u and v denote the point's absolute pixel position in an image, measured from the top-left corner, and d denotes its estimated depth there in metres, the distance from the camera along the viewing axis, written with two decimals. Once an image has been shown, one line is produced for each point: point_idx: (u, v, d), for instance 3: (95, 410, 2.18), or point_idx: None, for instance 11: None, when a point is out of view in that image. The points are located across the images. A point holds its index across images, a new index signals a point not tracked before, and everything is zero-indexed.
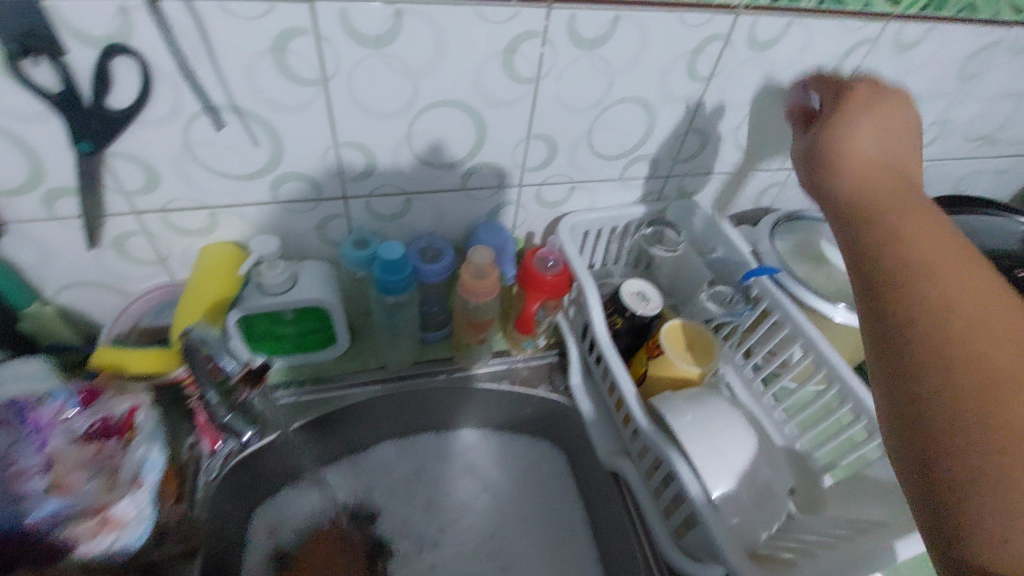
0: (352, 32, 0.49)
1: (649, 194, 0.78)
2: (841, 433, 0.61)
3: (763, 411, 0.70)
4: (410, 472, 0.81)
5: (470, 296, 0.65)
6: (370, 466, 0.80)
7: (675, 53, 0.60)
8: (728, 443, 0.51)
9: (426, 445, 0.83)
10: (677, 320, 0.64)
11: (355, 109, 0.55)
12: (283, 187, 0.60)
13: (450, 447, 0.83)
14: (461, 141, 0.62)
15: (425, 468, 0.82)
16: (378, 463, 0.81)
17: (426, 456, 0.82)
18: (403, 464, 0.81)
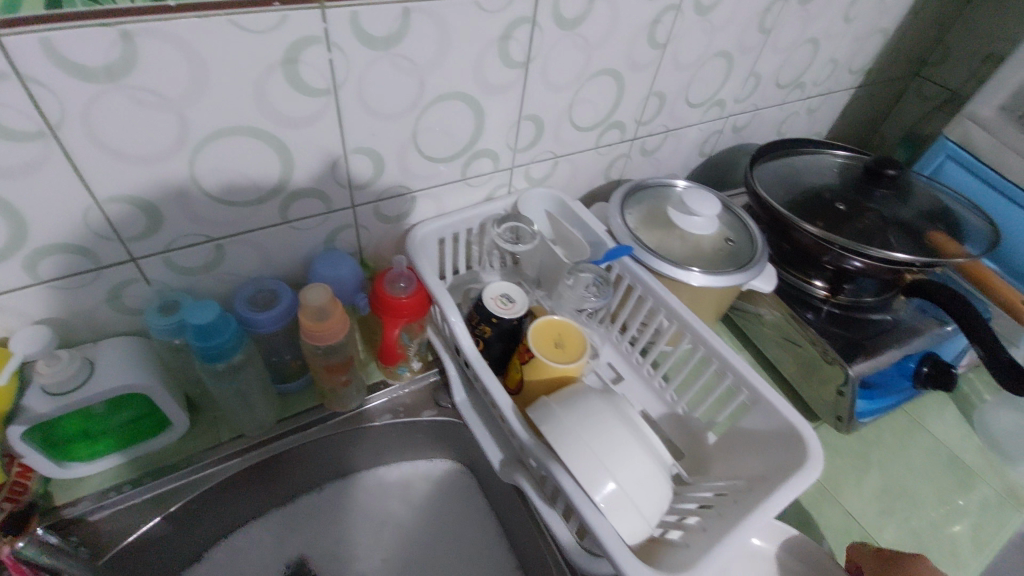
0: (68, 65, 0.39)
1: (498, 188, 0.74)
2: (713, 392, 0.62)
3: (645, 382, 0.70)
4: (301, 543, 0.72)
5: (316, 341, 0.57)
6: (252, 549, 0.70)
7: (482, 42, 0.56)
8: (598, 437, 0.49)
9: (313, 507, 0.74)
10: (543, 317, 0.61)
11: (109, 157, 0.45)
12: (43, 262, 0.49)
13: (343, 502, 0.74)
14: (265, 171, 0.54)
15: (317, 534, 0.73)
16: (260, 544, 0.70)
17: (316, 519, 0.73)
18: (291, 536, 0.72)
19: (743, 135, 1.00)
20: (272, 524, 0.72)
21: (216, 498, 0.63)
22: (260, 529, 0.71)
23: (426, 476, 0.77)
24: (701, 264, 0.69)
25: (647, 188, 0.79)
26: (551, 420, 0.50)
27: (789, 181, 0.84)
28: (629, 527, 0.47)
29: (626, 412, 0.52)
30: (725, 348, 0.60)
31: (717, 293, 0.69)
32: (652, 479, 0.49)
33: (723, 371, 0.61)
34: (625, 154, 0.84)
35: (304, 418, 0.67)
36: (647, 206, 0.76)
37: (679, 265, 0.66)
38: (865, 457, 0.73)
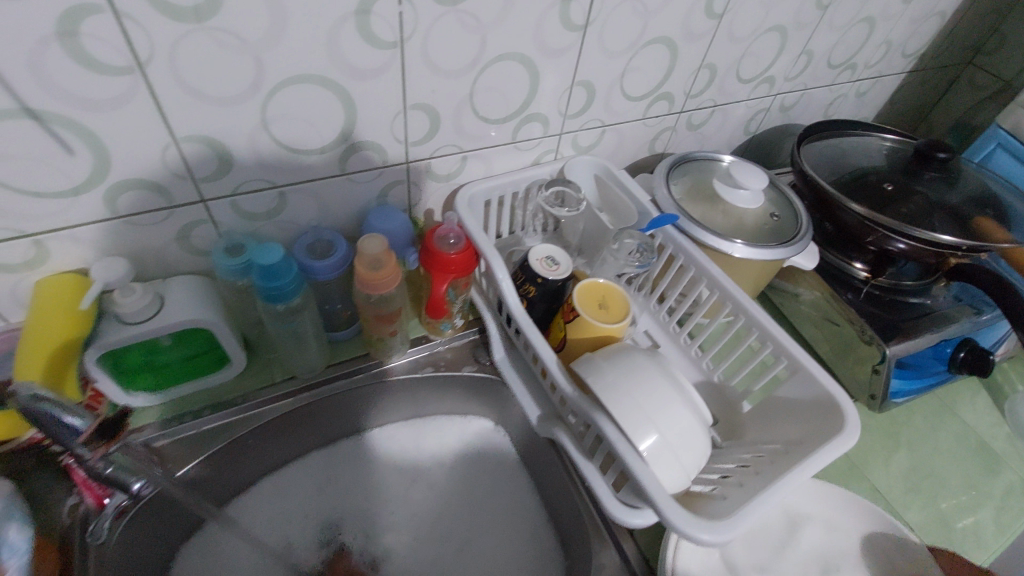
0: (162, 3, 0.41)
1: (545, 154, 0.75)
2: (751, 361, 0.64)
3: (681, 351, 0.72)
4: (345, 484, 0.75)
5: (369, 290, 0.59)
6: (296, 486, 0.73)
7: (545, 3, 0.57)
8: (642, 391, 0.51)
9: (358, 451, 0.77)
10: (587, 280, 0.63)
11: (190, 97, 0.47)
12: (123, 198, 0.51)
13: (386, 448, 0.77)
14: (330, 120, 0.55)
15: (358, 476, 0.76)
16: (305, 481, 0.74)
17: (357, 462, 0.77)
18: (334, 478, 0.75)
19: (789, 114, 0.98)
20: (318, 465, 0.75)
21: (267, 435, 0.67)
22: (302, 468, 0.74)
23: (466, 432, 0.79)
24: (745, 237, 0.69)
25: (693, 161, 0.79)
26: (597, 375, 0.52)
27: (836, 161, 0.83)
28: (669, 476, 0.49)
29: (670, 371, 0.54)
30: (767, 318, 0.61)
31: (758, 267, 0.69)
32: (692, 434, 0.51)
33: (763, 341, 0.62)
34: (671, 127, 0.84)
35: (351, 365, 0.70)
36: (692, 178, 0.77)
37: (724, 237, 0.66)
38: (895, 437, 0.74)
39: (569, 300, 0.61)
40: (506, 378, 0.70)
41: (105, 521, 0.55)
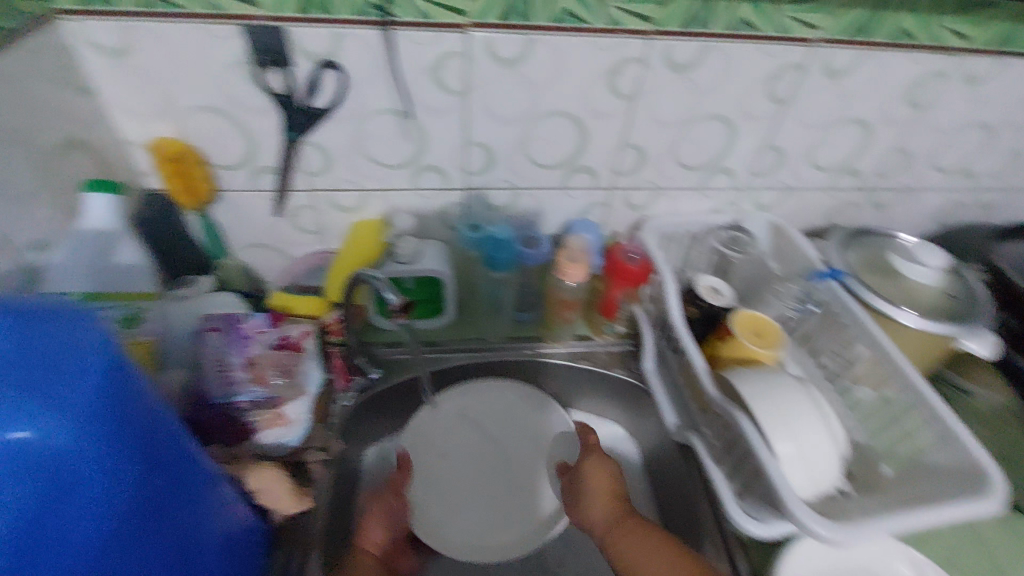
0: (493, 54, 0.63)
1: (726, 204, 0.86)
2: (904, 425, 0.65)
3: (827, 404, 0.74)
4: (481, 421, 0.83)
5: (564, 277, 0.75)
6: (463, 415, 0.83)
7: (755, 80, 0.70)
8: (785, 402, 0.60)
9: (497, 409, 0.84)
10: (744, 311, 0.72)
11: (486, 116, 0.69)
12: (421, 176, 0.75)
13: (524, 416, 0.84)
14: (566, 145, 0.74)
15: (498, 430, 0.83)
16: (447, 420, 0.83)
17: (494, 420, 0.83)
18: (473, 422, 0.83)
19: (994, 213, 0.96)
20: (458, 412, 0.83)
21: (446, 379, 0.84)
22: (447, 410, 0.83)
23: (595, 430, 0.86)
24: (919, 310, 0.71)
25: (874, 235, 0.83)
26: (746, 380, 0.63)
27: None
28: (795, 475, 0.57)
29: (817, 398, 0.61)
30: (923, 383, 0.64)
31: (925, 340, 0.71)
32: (823, 449, 0.59)
33: (917, 405, 0.64)
34: (854, 202, 0.89)
35: (524, 341, 0.85)
36: (869, 250, 0.80)
37: (894, 303, 0.70)
38: None
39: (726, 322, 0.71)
40: (652, 385, 0.79)
41: (350, 395, 0.76)
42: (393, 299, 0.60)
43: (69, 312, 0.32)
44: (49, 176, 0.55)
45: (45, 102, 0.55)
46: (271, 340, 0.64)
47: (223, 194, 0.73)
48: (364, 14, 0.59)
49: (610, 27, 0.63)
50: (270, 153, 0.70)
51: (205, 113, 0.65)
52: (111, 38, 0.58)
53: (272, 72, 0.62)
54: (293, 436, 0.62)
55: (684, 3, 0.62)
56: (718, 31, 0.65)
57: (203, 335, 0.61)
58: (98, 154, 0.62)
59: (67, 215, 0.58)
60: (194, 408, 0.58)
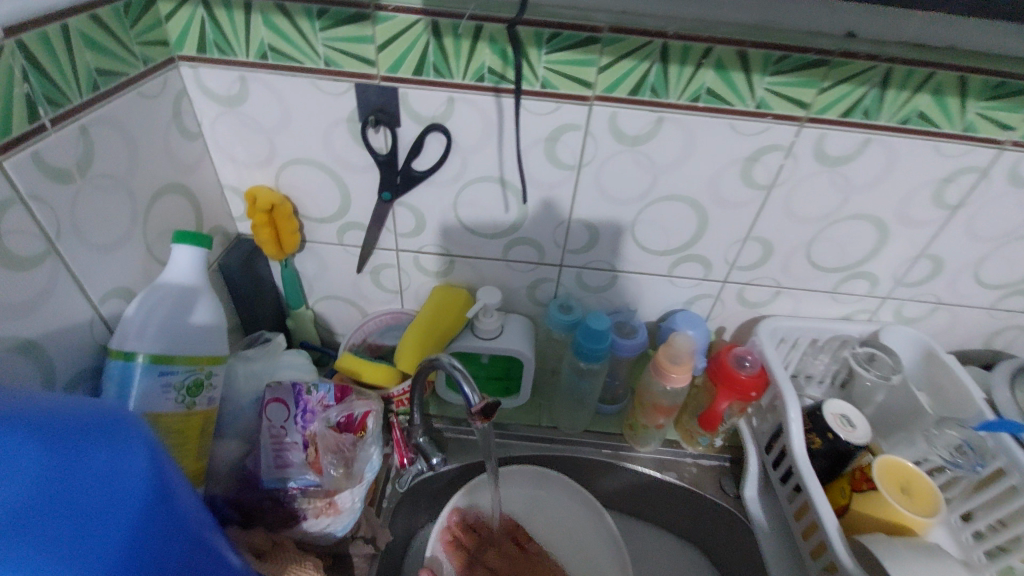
0: (616, 130, 0.57)
1: (860, 311, 0.74)
2: None
3: None
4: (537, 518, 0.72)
5: (663, 380, 0.66)
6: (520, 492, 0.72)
7: (920, 181, 0.60)
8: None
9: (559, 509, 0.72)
10: (887, 456, 0.59)
11: (596, 194, 0.63)
12: (515, 248, 0.69)
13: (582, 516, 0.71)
14: (682, 231, 0.66)
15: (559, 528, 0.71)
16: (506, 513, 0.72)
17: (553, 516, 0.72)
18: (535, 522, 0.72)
19: None
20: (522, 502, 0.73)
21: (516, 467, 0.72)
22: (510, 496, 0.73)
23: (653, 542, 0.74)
24: None
25: None
26: (895, 560, 0.50)
27: None
28: None
29: None
30: None
31: None
32: None
33: None
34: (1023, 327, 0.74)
35: (603, 438, 0.75)
36: None
37: None
38: None
39: (865, 468, 0.58)
40: (752, 519, 0.66)
41: (405, 479, 0.68)
42: (472, 399, 0.52)
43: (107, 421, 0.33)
44: (143, 220, 0.53)
45: (152, 147, 0.54)
46: (332, 419, 0.58)
47: (308, 246, 0.70)
48: (481, 81, 0.54)
49: (756, 111, 0.55)
50: (362, 211, 0.66)
51: (304, 166, 0.62)
52: (225, 86, 0.57)
53: (377, 132, 0.59)
54: (340, 528, 0.55)
55: (849, 90, 0.53)
56: (885, 123, 0.55)
57: (264, 406, 0.56)
58: (195, 198, 0.61)
59: (153, 260, 0.55)
60: (242, 489, 0.54)
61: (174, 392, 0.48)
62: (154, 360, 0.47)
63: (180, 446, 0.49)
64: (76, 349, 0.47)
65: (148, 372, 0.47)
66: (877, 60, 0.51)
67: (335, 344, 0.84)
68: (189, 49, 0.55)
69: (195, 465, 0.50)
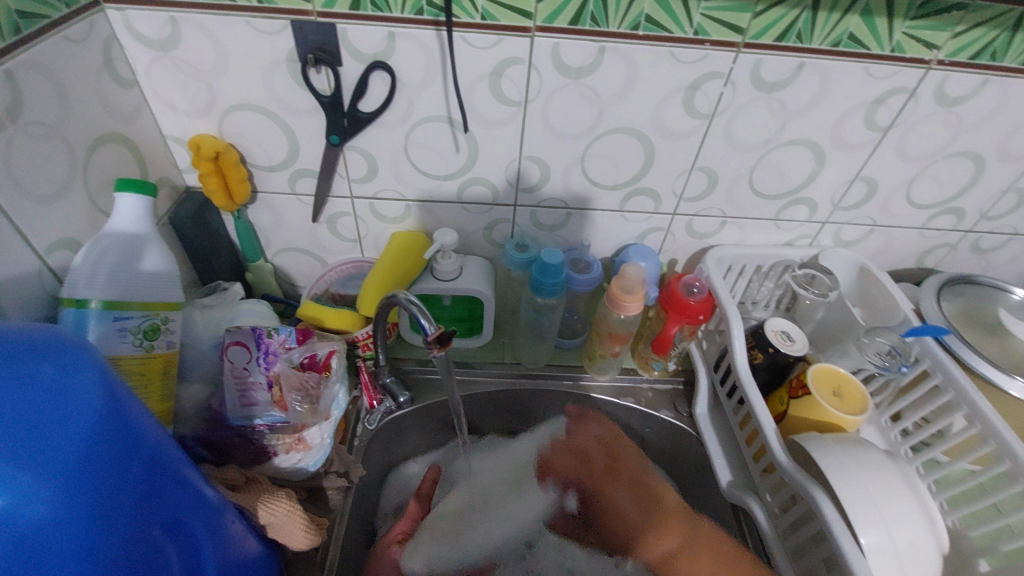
0: (559, 62, 0.58)
1: (801, 237, 0.77)
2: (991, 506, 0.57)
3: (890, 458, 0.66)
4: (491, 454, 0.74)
5: (616, 308, 0.68)
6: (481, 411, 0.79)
7: (853, 103, 0.62)
8: (874, 482, 0.53)
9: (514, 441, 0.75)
10: (821, 364, 0.63)
11: (545, 130, 0.64)
12: (469, 189, 0.70)
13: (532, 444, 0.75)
14: (630, 165, 0.67)
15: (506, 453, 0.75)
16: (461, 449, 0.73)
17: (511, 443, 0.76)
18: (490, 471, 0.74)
19: None
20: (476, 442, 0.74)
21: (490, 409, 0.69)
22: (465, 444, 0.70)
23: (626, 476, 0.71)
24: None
25: (976, 284, 0.73)
26: (826, 452, 0.56)
27: None
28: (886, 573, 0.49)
29: (912, 480, 0.55)
30: None
31: None
32: (921, 547, 0.51)
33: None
34: (952, 244, 0.79)
35: (565, 370, 0.79)
36: (967, 302, 0.71)
37: (1002, 370, 0.60)
38: None
39: (802, 377, 0.63)
40: (702, 434, 0.70)
41: (375, 417, 0.71)
42: (429, 329, 0.54)
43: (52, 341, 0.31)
44: (82, 171, 0.52)
45: (84, 94, 0.52)
46: (295, 359, 0.59)
47: (260, 196, 0.70)
48: (420, 14, 0.54)
49: (694, 38, 0.56)
50: (312, 158, 0.66)
51: (248, 111, 0.61)
52: (155, 29, 0.55)
53: (318, 72, 0.58)
54: (312, 463, 0.58)
55: (783, 13, 0.54)
56: (817, 46, 0.57)
57: (225, 349, 0.57)
58: (135, 149, 0.60)
59: (98, 212, 0.55)
60: (211, 428, 0.56)
61: (132, 337, 0.49)
62: (108, 307, 0.48)
63: (143, 388, 0.50)
64: (26, 299, 0.47)
65: (102, 318, 0.48)
66: None
67: (298, 296, 0.84)
68: None
69: (160, 407, 0.51)
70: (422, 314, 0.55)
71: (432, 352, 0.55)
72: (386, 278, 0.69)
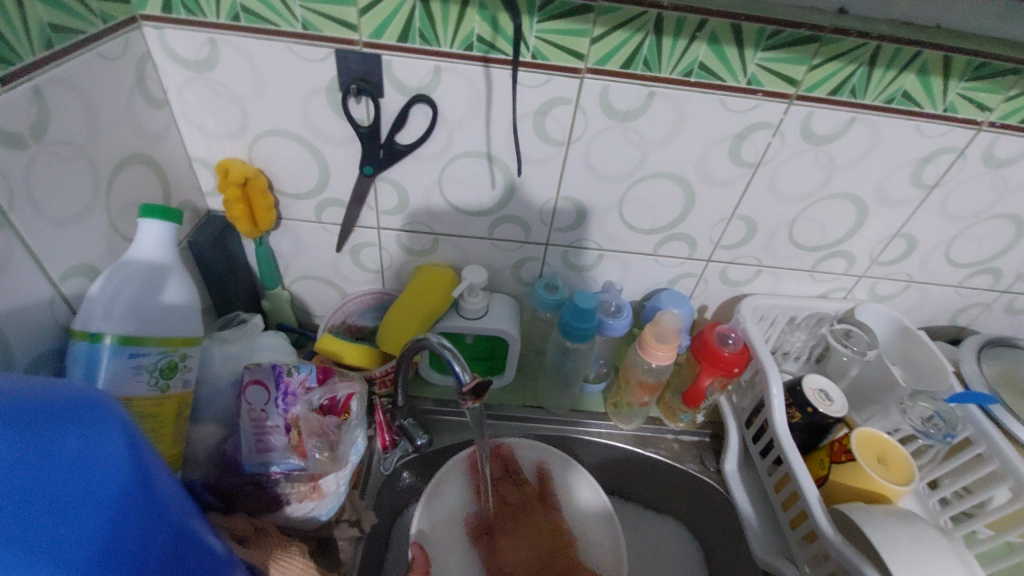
0: (607, 105, 0.56)
1: (836, 290, 0.76)
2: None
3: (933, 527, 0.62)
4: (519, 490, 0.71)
5: (648, 356, 0.66)
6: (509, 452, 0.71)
7: (901, 160, 0.61)
8: (926, 561, 0.50)
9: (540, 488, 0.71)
10: (864, 428, 0.61)
11: (585, 171, 0.62)
12: (501, 227, 0.68)
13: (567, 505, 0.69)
14: (669, 209, 0.66)
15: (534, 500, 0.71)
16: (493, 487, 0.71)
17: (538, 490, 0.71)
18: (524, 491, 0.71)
19: None
20: (507, 472, 0.71)
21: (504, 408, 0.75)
22: (497, 471, 0.71)
23: (581, 502, 0.69)
24: None
25: (1015, 347, 0.71)
26: (876, 525, 0.53)
27: None
28: None
29: (968, 560, 0.51)
30: None
31: None
32: None
33: None
34: (987, 304, 0.78)
35: (588, 416, 0.75)
36: (1007, 365, 0.69)
37: None
38: None
39: (844, 440, 0.60)
40: (733, 492, 0.67)
41: (390, 461, 0.67)
42: (463, 378, 0.51)
43: (80, 404, 0.30)
44: (105, 193, 0.50)
45: (113, 114, 0.50)
46: (315, 402, 0.56)
47: (283, 223, 0.67)
48: (470, 50, 0.52)
49: (747, 87, 0.55)
50: (342, 187, 0.63)
51: (279, 137, 0.59)
52: (193, 50, 0.53)
53: (357, 101, 0.56)
54: (324, 511, 0.55)
55: (838, 68, 0.53)
56: (870, 102, 0.56)
57: (243, 388, 0.54)
58: (160, 170, 0.57)
59: (118, 236, 0.52)
60: (222, 473, 0.52)
61: (146, 375, 0.46)
62: (123, 341, 0.45)
63: (153, 429, 0.46)
64: (36, 329, 0.44)
65: (117, 354, 0.44)
66: (867, 38, 0.51)
67: (312, 325, 0.81)
68: (152, 8, 0.50)
69: (169, 450, 0.48)
70: (453, 359, 0.52)
71: (465, 402, 0.52)
72: (409, 314, 0.66)
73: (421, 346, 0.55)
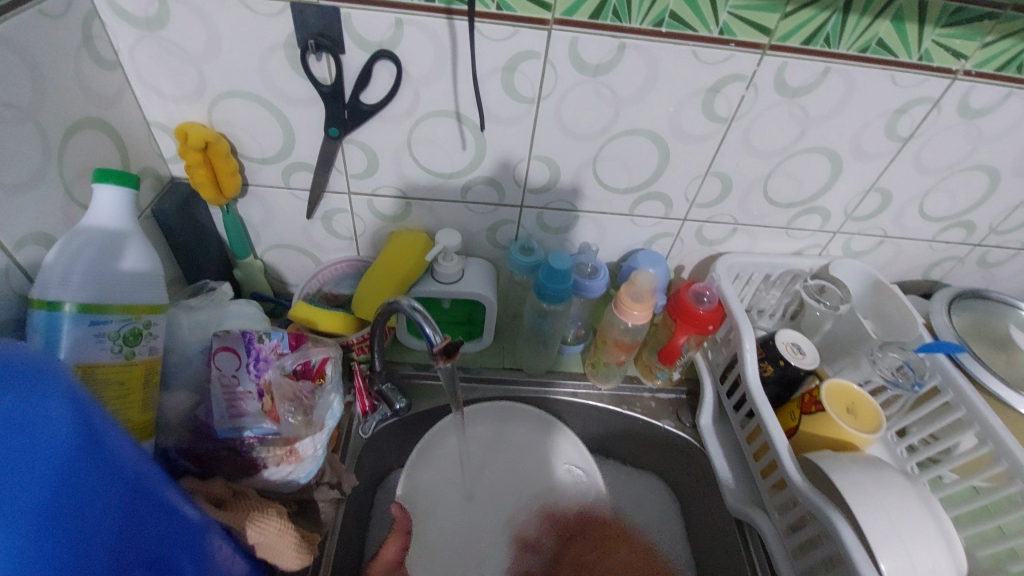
0: (577, 59, 0.54)
1: (811, 247, 0.76)
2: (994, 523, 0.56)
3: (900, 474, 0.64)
4: (500, 451, 0.75)
5: (623, 316, 0.66)
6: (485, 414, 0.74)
7: (875, 112, 0.60)
8: (889, 504, 0.51)
9: (521, 449, 0.74)
10: (834, 380, 0.62)
11: (556, 130, 0.61)
12: (473, 189, 0.67)
13: (549, 466, 0.73)
14: (643, 167, 0.65)
15: (516, 461, 0.75)
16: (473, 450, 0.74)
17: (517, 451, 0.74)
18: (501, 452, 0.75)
19: None
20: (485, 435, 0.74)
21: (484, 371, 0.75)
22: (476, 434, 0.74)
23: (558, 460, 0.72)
24: None
25: (985, 299, 0.72)
26: (842, 472, 0.54)
27: None
28: None
29: (930, 502, 0.53)
30: None
31: None
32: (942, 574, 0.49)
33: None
34: (960, 258, 0.78)
35: (567, 377, 0.76)
36: (976, 317, 0.70)
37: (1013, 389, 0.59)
38: None
39: (814, 392, 0.61)
40: (707, 446, 0.68)
41: (369, 425, 0.67)
42: (435, 339, 0.51)
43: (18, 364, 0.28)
44: (57, 158, 0.48)
45: (60, 75, 0.47)
46: (288, 367, 0.55)
47: (250, 189, 0.66)
48: (431, 0, 0.50)
49: (719, 38, 0.53)
50: (308, 150, 0.62)
51: (239, 99, 0.57)
52: (140, 6, 0.50)
53: (318, 59, 0.54)
54: (303, 475, 0.55)
55: (812, 16, 0.52)
56: (845, 51, 0.54)
57: (213, 355, 0.53)
58: (116, 135, 0.55)
59: (75, 204, 0.50)
60: (195, 440, 0.53)
61: (109, 343, 0.45)
62: (83, 310, 0.44)
63: (121, 397, 0.46)
64: None
65: (77, 321, 0.44)
66: None
67: (288, 295, 0.81)
68: None
69: (139, 417, 0.48)
70: (424, 322, 0.52)
71: (437, 364, 0.52)
72: (382, 279, 0.66)
73: (394, 309, 0.55)
